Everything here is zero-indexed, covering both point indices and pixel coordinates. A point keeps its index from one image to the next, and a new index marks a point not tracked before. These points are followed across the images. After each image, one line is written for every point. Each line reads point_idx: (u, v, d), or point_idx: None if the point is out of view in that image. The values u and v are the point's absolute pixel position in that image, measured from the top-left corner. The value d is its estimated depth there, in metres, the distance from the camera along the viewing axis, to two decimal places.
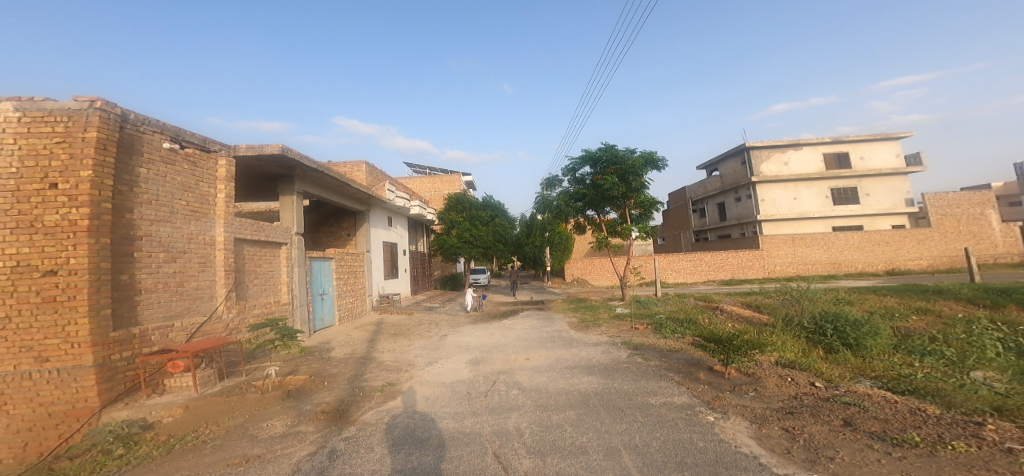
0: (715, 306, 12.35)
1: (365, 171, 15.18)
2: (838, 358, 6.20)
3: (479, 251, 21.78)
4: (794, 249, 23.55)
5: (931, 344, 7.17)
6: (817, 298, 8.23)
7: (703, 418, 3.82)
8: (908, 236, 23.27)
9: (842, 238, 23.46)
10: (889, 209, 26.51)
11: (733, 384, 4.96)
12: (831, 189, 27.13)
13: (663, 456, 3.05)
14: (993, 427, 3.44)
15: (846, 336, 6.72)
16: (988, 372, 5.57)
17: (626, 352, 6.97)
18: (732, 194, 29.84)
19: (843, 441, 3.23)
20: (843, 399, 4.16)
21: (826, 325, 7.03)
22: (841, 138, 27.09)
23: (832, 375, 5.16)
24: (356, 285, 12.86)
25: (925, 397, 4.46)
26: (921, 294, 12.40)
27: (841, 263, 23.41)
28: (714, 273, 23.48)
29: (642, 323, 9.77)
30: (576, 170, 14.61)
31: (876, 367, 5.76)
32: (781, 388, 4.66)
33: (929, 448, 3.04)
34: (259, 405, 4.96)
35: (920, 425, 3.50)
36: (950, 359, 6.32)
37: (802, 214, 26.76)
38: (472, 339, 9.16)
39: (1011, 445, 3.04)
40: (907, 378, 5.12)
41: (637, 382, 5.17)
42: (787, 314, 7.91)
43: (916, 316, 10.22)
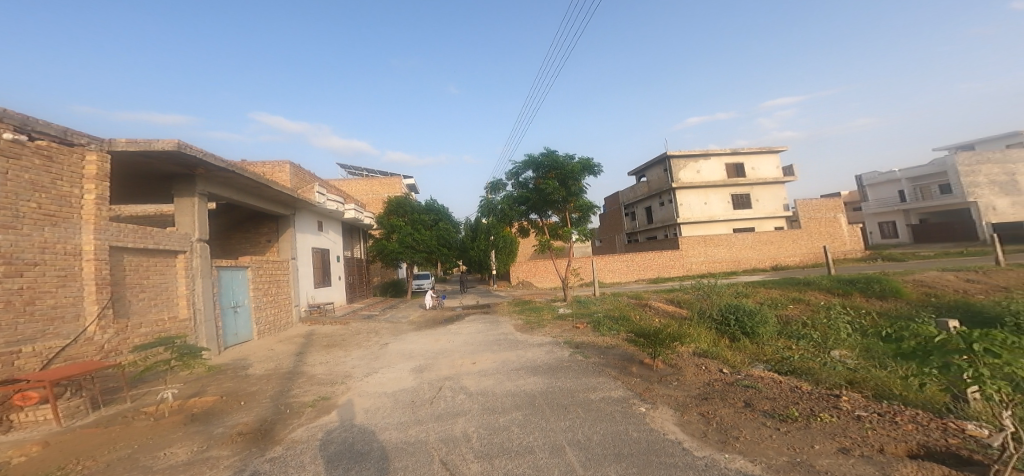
0: (644, 303, 13.24)
1: (289, 171, 13.93)
2: (739, 346, 7.03)
3: (422, 255, 21.06)
4: (706, 249, 26.17)
5: (804, 329, 8.43)
6: (723, 292, 9.30)
7: (637, 409, 4.08)
8: (787, 236, 27.03)
9: (739, 238, 26.56)
10: (772, 213, 30.51)
11: (660, 375, 5.37)
12: (734, 195, 30.61)
13: (603, 448, 3.21)
14: (846, 398, 4.13)
15: (744, 325, 7.64)
16: (841, 351, 6.69)
17: (568, 351, 7.21)
18: (657, 199, 32.41)
19: (745, 420, 3.65)
20: (743, 382, 4.72)
21: (729, 316, 7.92)
22: (739, 150, 30.71)
23: (736, 361, 5.82)
24: (279, 295, 11.73)
25: (799, 375, 5.24)
26: (795, 286, 14.50)
27: (740, 260, 26.50)
28: (641, 273, 25.23)
29: (582, 322, 10.16)
30: (519, 174, 14.81)
31: (766, 351, 6.61)
32: (699, 377, 5.13)
33: (805, 421, 3.56)
34: (152, 433, 4.31)
35: (798, 401, 4.08)
36: (816, 341, 7.51)
37: (711, 217, 29.93)
38: (414, 346, 8.82)
39: (860, 413, 3.67)
40: (787, 359, 5.97)
41: (579, 379, 5.38)
42: (701, 308, 8.77)
43: (793, 304, 11.93)
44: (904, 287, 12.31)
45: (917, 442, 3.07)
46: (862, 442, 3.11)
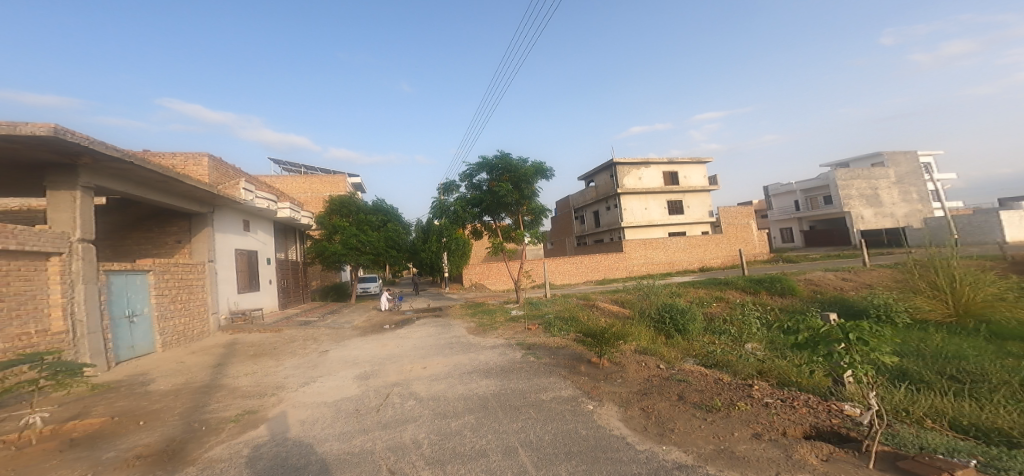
0: (592, 304, 13.66)
1: (208, 165, 12.69)
2: (673, 342, 7.50)
3: (369, 257, 20.16)
4: (646, 252, 27.62)
5: (723, 324, 9.22)
6: (660, 292, 9.92)
7: (585, 407, 4.20)
8: (711, 240, 29.33)
9: (673, 242, 28.36)
10: (700, 218, 32.95)
11: (606, 373, 5.57)
12: (670, 202, 32.68)
13: (555, 447, 3.26)
14: (757, 387, 4.57)
15: (677, 323, 8.17)
16: (753, 344, 7.40)
17: (520, 352, 7.24)
18: (604, 203, 33.73)
19: (679, 413, 3.89)
20: (677, 376, 5.04)
21: (665, 314, 8.43)
22: (675, 159, 32.84)
23: (670, 357, 6.20)
24: (190, 303, 10.60)
25: (719, 367, 5.72)
26: (717, 285, 15.79)
27: (675, 263, 28.31)
28: (589, 274, 25.99)
29: (534, 324, 10.28)
30: (473, 176, 14.66)
31: (695, 347, 7.10)
32: (640, 373, 5.39)
33: (727, 410, 3.88)
34: (18, 463, 3.69)
35: (721, 392, 4.43)
36: (734, 335, 8.23)
37: (650, 222, 31.67)
38: (355, 353, 8.40)
39: (767, 400, 4.08)
40: (711, 353, 6.48)
41: (531, 380, 5.42)
42: (642, 308, 9.24)
43: (716, 303, 12.98)
44: (799, 285, 13.97)
45: (811, 423, 3.48)
46: (771, 427, 3.45)
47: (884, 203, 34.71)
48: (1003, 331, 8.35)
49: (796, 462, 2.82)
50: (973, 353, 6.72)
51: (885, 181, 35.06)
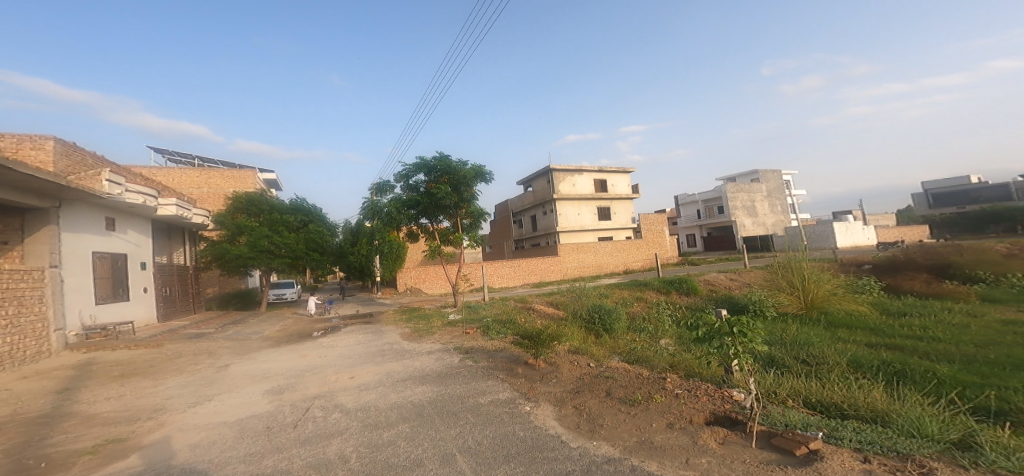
0: (528, 306, 13.88)
1: (55, 150, 10.88)
2: (602, 341, 7.87)
3: (286, 261, 18.61)
4: (578, 255, 28.71)
5: (644, 322, 9.89)
6: (590, 293, 10.43)
7: (522, 409, 4.24)
8: (635, 244, 31.39)
9: (602, 246, 29.82)
10: (626, 224, 35.08)
11: (541, 373, 5.69)
12: (600, 208, 34.39)
13: (493, 451, 3.25)
14: (672, 379, 4.98)
15: (606, 323, 8.61)
16: (668, 339, 8.05)
17: (458, 357, 7.13)
18: (541, 208, 34.50)
19: (608, 408, 4.09)
20: (605, 373, 5.30)
21: (596, 315, 8.83)
22: (604, 167, 34.62)
23: (598, 355, 6.49)
24: (25, 316, 8.80)
25: (640, 362, 6.13)
26: (639, 286, 16.94)
27: (603, 265, 29.81)
28: (527, 277, 26.35)
29: (472, 327, 10.18)
30: (409, 177, 14.20)
31: (619, 345, 7.48)
32: (572, 372, 5.59)
33: (646, 402, 4.17)
34: None
35: (641, 386, 4.75)
36: (651, 332, 8.85)
37: (582, 227, 32.99)
38: (260, 366, 7.62)
39: (680, 390, 4.45)
40: (635, 350, 6.91)
41: (469, 384, 5.36)
42: (574, 309, 9.59)
43: (637, 303, 13.88)
44: (699, 286, 15.48)
45: (710, 410, 3.86)
46: (682, 416, 3.76)
47: (758, 213, 40.22)
48: (834, 322, 9.76)
49: (700, 447, 3.11)
50: (826, 341, 7.90)
51: (761, 193, 40.74)
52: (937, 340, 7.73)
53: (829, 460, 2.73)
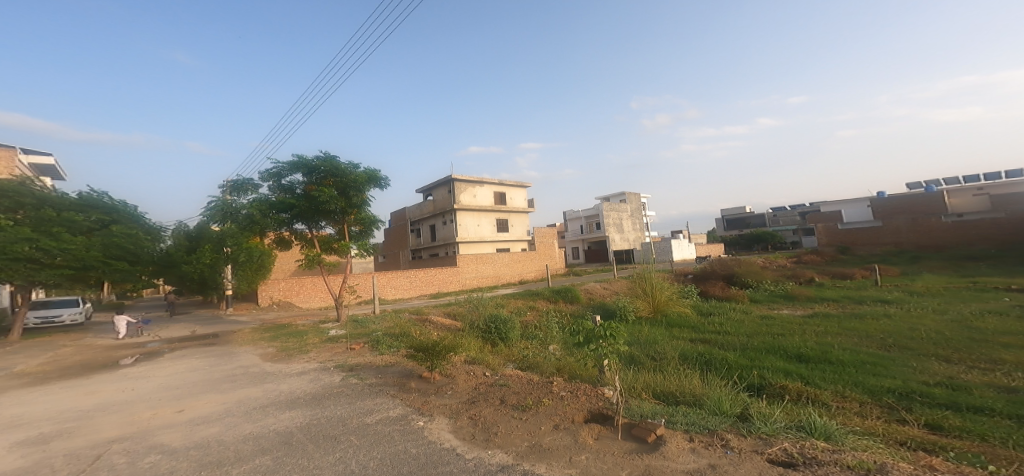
0: (425, 318, 13.43)
1: None
2: (498, 350, 8.00)
3: (67, 274, 13.93)
4: (477, 266, 28.94)
5: (536, 330, 10.32)
6: (486, 303, 10.51)
7: (415, 425, 4.09)
8: (530, 256, 32.85)
9: (500, 258, 30.51)
10: (522, 236, 36.50)
11: (437, 386, 5.55)
12: (499, 219, 35.22)
13: (381, 473, 3.05)
14: (558, 382, 5.28)
15: (502, 332, 8.78)
16: (556, 345, 8.50)
17: (340, 376, 6.58)
18: (440, 218, 34.05)
19: (501, 416, 4.16)
20: (500, 382, 5.39)
21: (493, 324, 8.93)
22: (503, 181, 35.62)
23: (494, 364, 6.55)
24: None
25: (531, 369, 6.38)
26: (533, 296, 17.68)
27: (500, 276, 30.50)
28: (425, 288, 25.62)
29: (358, 343, 9.48)
30: (283, 176, 12.86)
31: (514, 353, 7.66)
32: (468, 382, 5.57)
33: (535, 407, 4.33)
34: None
35: (531, 392, 4.92)
36: (542, 339, 9.25)
37: (480, 238, 33.30)
38: (16, 412, 5.90)
39: (566, 393, 4.74)
40: (528, 357, 7.16)
41: (352, 404, 4.99)
42: (472, 320, 9.59)
43: (529, 312, 14.44)
44: (580, 294, 16.81)
45: (588, 409, 4.18)
46: (567, 417, 4.00)
47: (625, 229, 45.97)
48: (673, 321, 11.20)
49: (580, 444, 3.33)
50: (665, 338, 9.04)
51: (626, 213, 46.37)
52: (728, 334, 9.39)
53: (670, 444, 3.22)
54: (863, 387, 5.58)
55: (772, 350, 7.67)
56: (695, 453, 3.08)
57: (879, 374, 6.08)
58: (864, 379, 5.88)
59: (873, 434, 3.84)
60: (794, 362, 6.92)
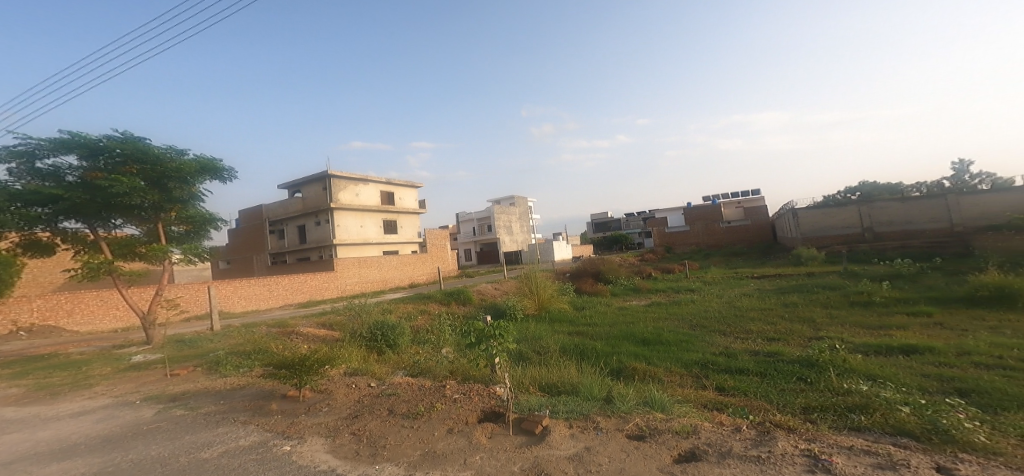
0: (290, 330, 12.03)
1: None
2: (385, 358, 7.62)
3: None
4: (360, 270, 27.11)
5: (428, 334, 10.06)
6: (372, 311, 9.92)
7: (279, 450, 3.65)
8: (419, 259, 31.98)
9: (386, 261, 29.11)
10: (412, 238, 35.36)
11: (308, 405, 5.04)
12: (385, 220, 33.49)
13: None
14: (451, 386, 5.23)
15: (389, 339, 8.40)
16: (448, 348, 8.39)
17: (154, 409, 5.52)
18: (310, 218, 31.02)
19: (389, 427, 3.97)
20: (388, 391, 5.14)
21: (378, 332, 8.48)
22: (392, 181, 34.23)
23: (384, 373, 6.23)
24: None
25: (422, 374, 6.21)
26: (422, 299, 17.27)
27: (387, 280, 29.05)
28: (290, 297, 22.64)
29: (184, 367, 8.08)
30: (47, 161, 10.27)
31: (406, 360, 7.43)
32: (349, 396, 5.19)
33: (427, 413, 4.23)
34: None
35: (423, 398, 4.78)
36: (435, 343, 9.12)
37: (365, 240, 31.39)
38: None
39: (458, 395, 4.72)
40: (420, 362, 6.95)
41: (180, 439, 4.23)
42: (353, 329, 8.89)
43: (421, 316, 14.04)
44: (473, 295, 17.00)
45: (481, 409, 4.24)
46: (460, 419, 3.99)
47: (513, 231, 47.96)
48: (557, 316, 11.97)
49: (474, 445, 3.35)
50: (548, 333, 9.62)
51: (515, 216, 48.47)
52: (596, 325, 10.44)
53: (554, 432, 3.44)
54: (684, 362, 6.50)
55: (627, 336, 8.66)
56: (574, 438, 3.34)
57: (690, 350, 7.30)
58: (687, 355, 6.83)
59: (700, 402, 4.61)
60: (640, 346, 7.86)
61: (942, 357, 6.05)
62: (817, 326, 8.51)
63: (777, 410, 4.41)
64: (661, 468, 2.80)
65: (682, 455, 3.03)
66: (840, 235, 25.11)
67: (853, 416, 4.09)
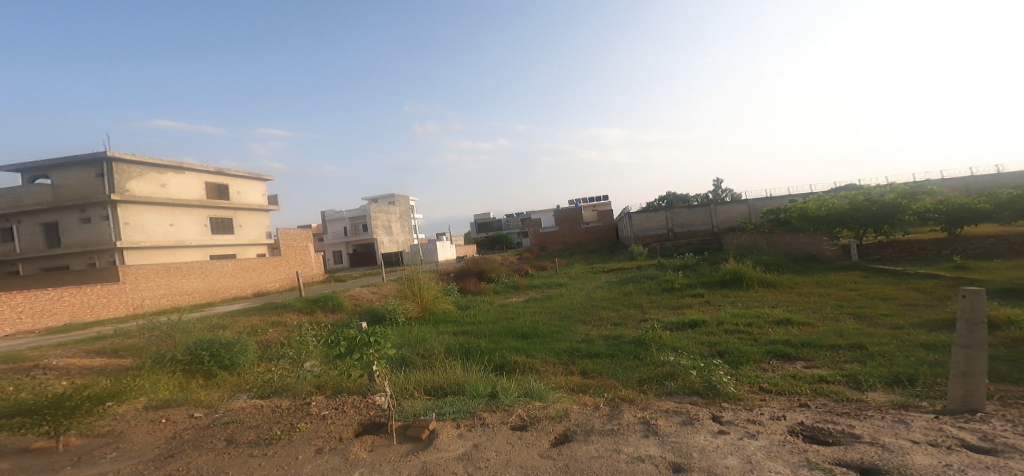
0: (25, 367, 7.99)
1: None
2: (217, 382, 6.35)
3: None
4: (167, 280, 20.14)
5: (282, 349, 8.73)
6: (192, 329, 7.67)
7: None
8: (266, 263, 26.49)
9: (218, 265, 22.88)
10: (255, 240, 30.20)
11: (80, 453, 3.85)
12: (210, 218, 27.39)
13: None
14: (315, 402, 4.74)
15: (222, 358, 6.78)
16: (312, 361, 7.51)
17: None
18: (70, 213, 22.59)
19: (229, 460, 3.40)
20: (222, 420, 4.38)
21: (203, 353, 6.66)
22: (223, 170, 28.53)
23: (212, 400, 5.28)
24: None
25: (278, 394, 5.49)
26: (274, 310, 15.08)
27: (217, 290, 22.58)
28: (30, 323, 14.33)
29: None
30: None
31: (249, 380, 6.42)
32: (160, 432, 4.23)
33: (287, 436, 3.77)
34: None
35: (279, 420, 4.25)
36: (293, 357, 7.95)
37: (178, 242, 24.86)
38: None
39: (325, 412, 4.31)
40: (269, 381, 6.06)
41: None
42: (157, 352, 6.73)
43: (272, 328, 12.12)
44: (344, 301, 15.65)
45: (358, 422, 3.97)
46: (330, 437, 3.66)
47: (393, 231, 46.21)
48: (442, 318, 11.80)
49: (351, 462, 3.12)
50: (432, 335, 9.38)
51: (394, 216, 46.77)
52: (480, 323, 10.64)
53: (442, 435, 3.43)
54: (558, 351, 7.02)
55: (508, 332, 9.01)
56: (462, 438, 3.37)
57: (561, 340, 7.96)
58: (559, 344, 7.46)
59: (571, 387, 5.06)
60: (521, 340, 8.24)
61: (712, 327, 7.76)
62: (645, 310, 10.10)
63: (625, 385, 5.09)
64: (542, 454, 3.00)
65: (558, 438, 3.30)
66: (657, 235, 30.00)
67: (666, 383, 4.99)
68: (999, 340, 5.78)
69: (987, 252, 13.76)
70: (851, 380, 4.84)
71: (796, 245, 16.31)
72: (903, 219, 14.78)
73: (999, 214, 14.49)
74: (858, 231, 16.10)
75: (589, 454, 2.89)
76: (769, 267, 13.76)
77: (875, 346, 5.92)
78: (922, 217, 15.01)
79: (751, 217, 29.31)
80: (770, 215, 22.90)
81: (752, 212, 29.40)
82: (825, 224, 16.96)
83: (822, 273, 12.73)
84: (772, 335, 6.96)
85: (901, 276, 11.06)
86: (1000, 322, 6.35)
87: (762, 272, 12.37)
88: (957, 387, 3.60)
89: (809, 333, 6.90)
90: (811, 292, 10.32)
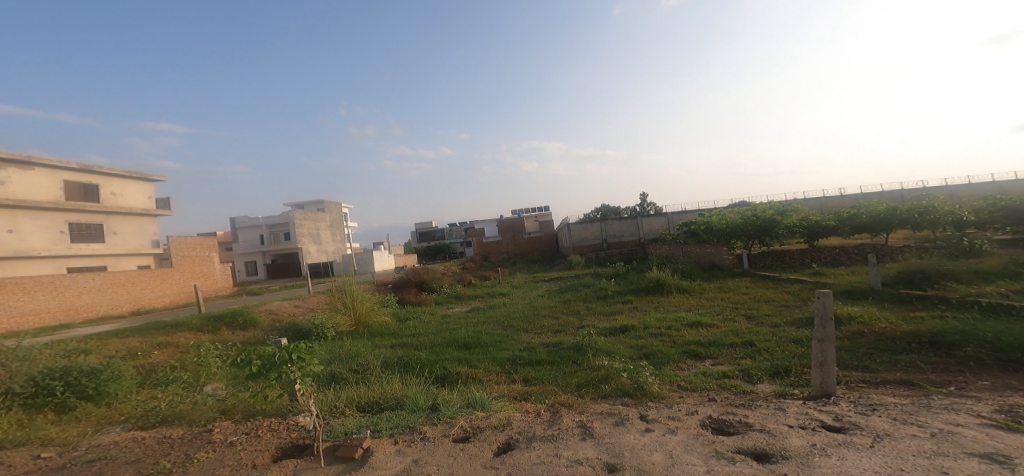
0: None
1: None
2: (77, 415, 5.28)
3: None
4: (4, 298, 16.66)
5: (173, 372, 7.57)
6: (36, 357, 6.25)
7: None
8: (152, 276, 22.98)
9: (80, 280, 19.44)
10: (136, 249, 26.30)
11: None
12: (71, 223, 23.40)
13: None
14: (218, 429, 4.21)
15: (83, 387, 5.74)
16: (215, 384, 6.62)
17: None
18: None
19: None
20: (86, 458, 3.70)
21: (55, 382, 5.60)
22: (91, 168, 24.42)
23: (68, 437, 4.46)
24: None
25: (170, 422, 4.77)
26: (161, 330, 13.13)
27: (77, 308, 19.08)
28: None
29: None
30: None
31: (124, 410, 5.45)
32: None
33: (181, 468, 3.30)
34: None
35: (168, 451, 3.72)
36: (188, 382, 6.90)
37: (19, 252, 20.90)
38: None
39: (231, 439, 3.85)
40: (154, 410, 5.21)
41: None
42: None
43: (158, 350, 10.39)
44: (259, 317, 14.15)
45: (275, 446, 3.61)
46: (238, 465, 3.27)
47: (323, 240, 43.13)
48: (375, 330, 11.19)
49: None
50: (367, 349, 8.85)
51: (324, 223, 43.94)
52: (420, 335, 10.25)
53: (378, 453, 3.23)
54: (501, 360, 7.02)
55: (451, 342, 8.80)
56: (400, 454, 3.22)
57: (503, 349, 7.95)
58: (501, 353, 7.44)
59: (514, 395, 5.08)
60: (463, 350, 8.10)
61: (640, 331, 8.28)
62: (583, 317, 10.50)
63: (563, 390, 5.22)
64: (485, 464, 2.95)
65: (500, 447, 3.28)
66: (592, 245, 31.41)
67: (602, 386, 5.20)
68: (844, 334, 6.85)
69: (834, 260, 16.25)
70: (745, 374, 5.45)
71: (702, 255, 18.08)
72: (778, 233, 17.31)
73: (842, 229, 17.26)
74: (747, 242, 18.31)
75: (531, 462, 2.91)
76: (684, 274, 15.12)
77: (762, 343, 6.72)
78: (792, 230, 17.41)
79: (670, 229, 32.04)
80: (684, 227, 25.11)
81: (669, 224, 32.11)
82: (722, 236, 19.09)
83: (722, 280, 14.27)
84: (685, 337, 7.55)
85: (779, 281, 12.71)
86: (843, 318, 7.57)
87: (679, 279, 13.59)
88: (817, 376, 4.21)
89: (715, 334, 7.62)
90: (715, 297, 11.45)
